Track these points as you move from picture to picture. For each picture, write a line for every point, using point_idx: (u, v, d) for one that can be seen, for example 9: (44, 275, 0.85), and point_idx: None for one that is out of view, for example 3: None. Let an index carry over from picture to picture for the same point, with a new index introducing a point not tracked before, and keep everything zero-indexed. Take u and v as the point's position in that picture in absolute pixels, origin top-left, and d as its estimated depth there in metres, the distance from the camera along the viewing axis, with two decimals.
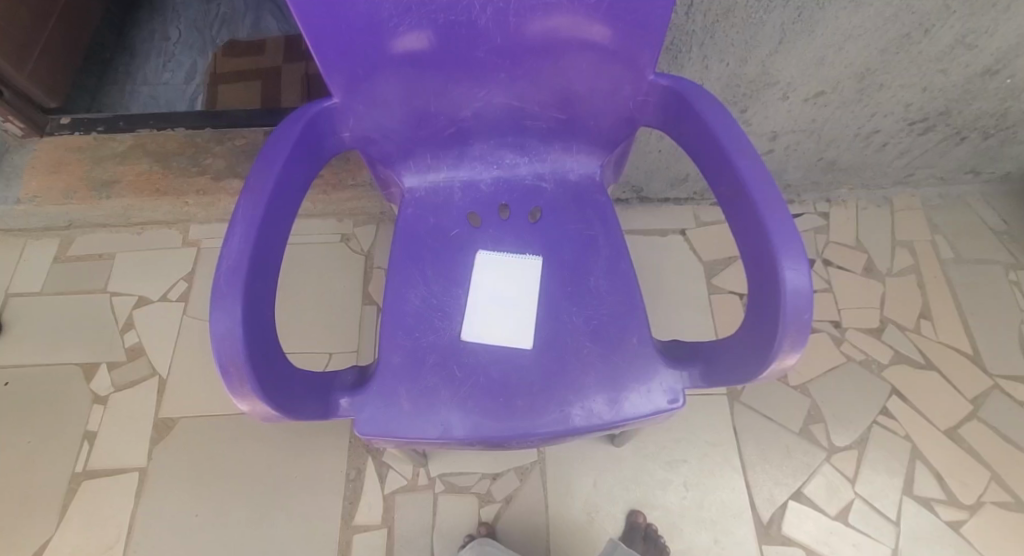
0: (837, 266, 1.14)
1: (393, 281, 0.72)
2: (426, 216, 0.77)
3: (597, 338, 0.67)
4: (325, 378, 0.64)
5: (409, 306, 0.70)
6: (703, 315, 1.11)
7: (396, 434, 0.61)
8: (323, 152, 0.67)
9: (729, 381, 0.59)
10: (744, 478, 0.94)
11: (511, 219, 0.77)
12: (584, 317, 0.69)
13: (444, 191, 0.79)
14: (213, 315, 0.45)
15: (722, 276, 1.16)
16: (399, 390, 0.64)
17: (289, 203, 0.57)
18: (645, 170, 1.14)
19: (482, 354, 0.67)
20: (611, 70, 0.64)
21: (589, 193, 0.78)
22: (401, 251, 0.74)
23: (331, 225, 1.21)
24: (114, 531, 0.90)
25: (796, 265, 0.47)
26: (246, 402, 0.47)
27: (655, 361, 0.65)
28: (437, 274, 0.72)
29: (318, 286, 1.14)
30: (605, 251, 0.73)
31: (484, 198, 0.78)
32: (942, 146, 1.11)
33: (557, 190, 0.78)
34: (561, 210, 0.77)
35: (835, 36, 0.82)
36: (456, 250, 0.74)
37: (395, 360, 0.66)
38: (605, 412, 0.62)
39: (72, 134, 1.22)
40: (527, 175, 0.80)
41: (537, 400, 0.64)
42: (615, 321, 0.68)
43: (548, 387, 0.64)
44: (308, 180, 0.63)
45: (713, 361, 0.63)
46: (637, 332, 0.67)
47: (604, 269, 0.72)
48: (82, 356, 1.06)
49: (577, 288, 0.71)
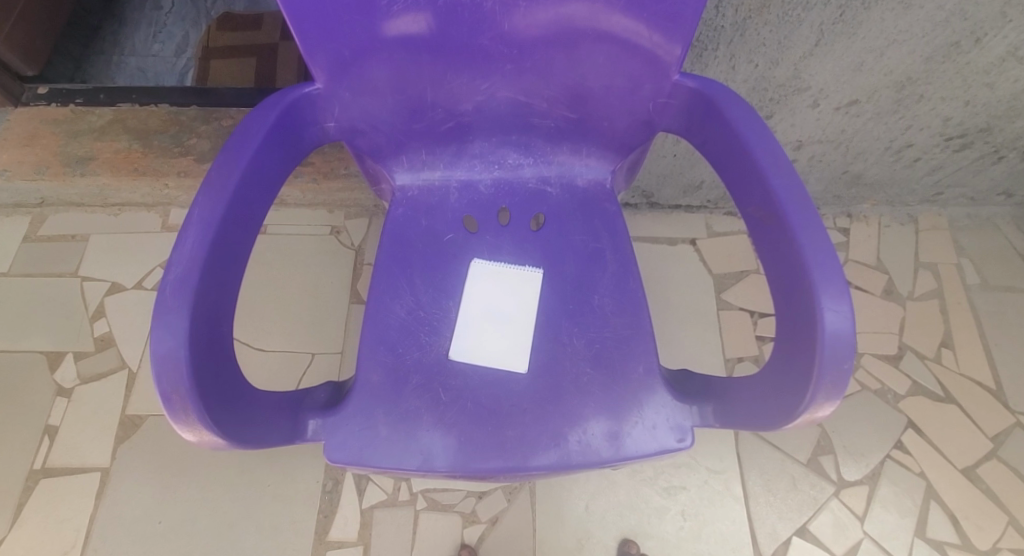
0: (855, 286, 1.08)
1: (377, 288, 0.65)
2: (417, 217, 0.70)
3: (599, 364, 0.61)
4: (297, 395, 0.58)
5: (394, 318, 0.63)
6: (710, 332, 1.05)
7: (370, 462, 0.55)
8: (303, 141, 0.59)
9: (741, 425, 0.52)
10: (745, 509, 0.89)
11: (510, 226, 0.70)
12: (585, 339, 0.62)
13: (438, 190, 0.72)
14: (154, 333, 0.39)
15: (732, 291, 1.09)
16: (377, 413, 0.58)
17: (258, 201, 0.51)
18: (657, 175, 1.06)
19: (471, 376, 0.61)
20: (631, 66, 0.57)
21: (597, 200, 0.71)
22: (388, 255, 0.67)
23: (321, 216, 1.14)
24: (71, 534, 0.84)
25: (837, 305, 0.40)
26: (193, 433, 0.40)
27: (661, 393, 0.59)
28: (427, 283, 0.66)
29: (303, 281, 1.07)
30: (612, 268, 0.66)
31: (484, 201, 0.72)
32: (976, 165, 1.03)
33: (562, 197, 0.71)
34: (565, 218, 0.70)
35: (878, 39, 0.74)
36: (449, 258, 0.68)
37: (374, 380, 0.59)
38: (604, 448, 0.56)
39: (48, 105, 1.14)
40: (530, 177, 0.73)
41: (529, 430, 0.58)
42: (620, 347, 0.62)
43: (542, 418, 0.58)
44: (284, 173, 0.56)
45: (725, 397, 0.56)
46: (645, 361, 0.61)
47: (610, 287, 0.65)
48: (48, 344, 1.00)
49: (580, 307, 0.64)
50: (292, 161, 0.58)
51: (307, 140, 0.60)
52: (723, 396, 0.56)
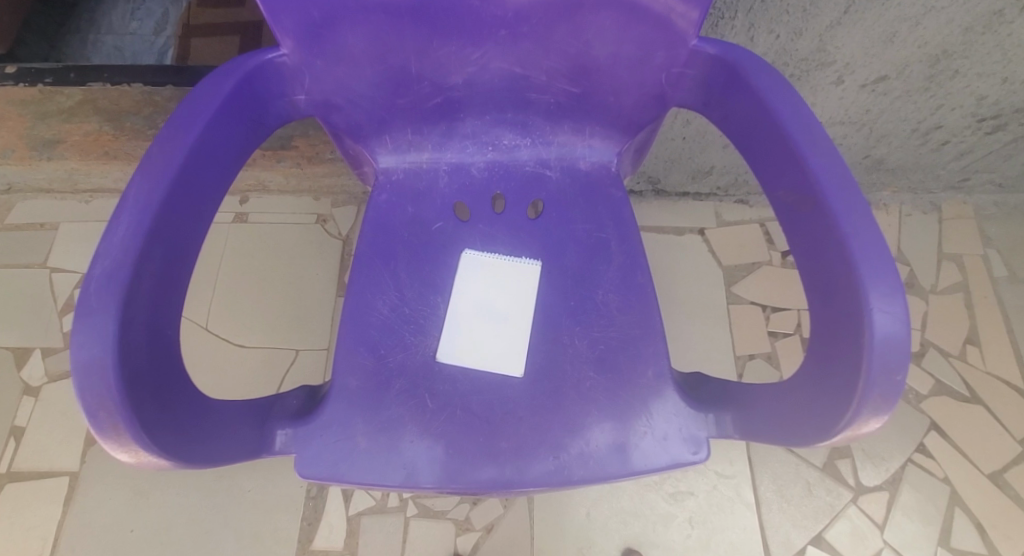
0: None
1: (357, 283, 0.59)
2: (402, 204, 0.63)
3: (603, 368, 0.55)
4: (265, 403, 0.52)
5: (375, 316, 0.57)
6: (720, 328, 0.99)
7: (346, 478, 0.49)
8: (269, 116, 0.53)
9: (761, 439, 0.46)
10: (756, 516, 0.83)
11: (505, 214, 0.64)
12: (588, 339, 0.56)
13: (426, 174, 0.65)
14: (74, 337, 0.32)
15: (743, 284, 1.03)
16: (355, 422, 0.52)
17: (208, 183, 0.44)
18: (665, 159, 0.99)
19: (461, 381, 0.55)
20: (642, 31, 0.50)
21: (601, 185, 0.64)
22: (369, 245, 0.60)
23: (307, 204, 1.07)
24: (38, 543, 0.79)
25: (889, 304, 0.34)
26: (129, 455, 0.33)
27: (673, 400, 0.53)
28: (412, 277, 0.59)
29: (287, 273, 1.01)
30: (618, 260, 0.60)
31: (476, 186, 0.65)
32: (1008, 149, 0.96)
33: (563, 181, 0.64)
34: (566, 205, 0.63)
35: (914, 7, 0.67)
36: (437, 249, 0.61)
37: (353, 385, 0.53)
38: (609, 461, 0.50)
39: (15, 84, 1.05)
40: (528, 160, 0.66)
41: (525, 442, 0.52)
42: (626, 348, 0.56)
43: (539, 427, 0.52)
44: (246, 153, 0.50)
45: (744, 406, 0.50)
46: (654, 364, 0.55)
47: (616, 282, 0.59)
48: (15, 339, 0.94)
49: (582, 304, 0.58)
50: (253, 138, 0.51)
51: (273, 115, 0.53)
52: (743, 405, 0.50)
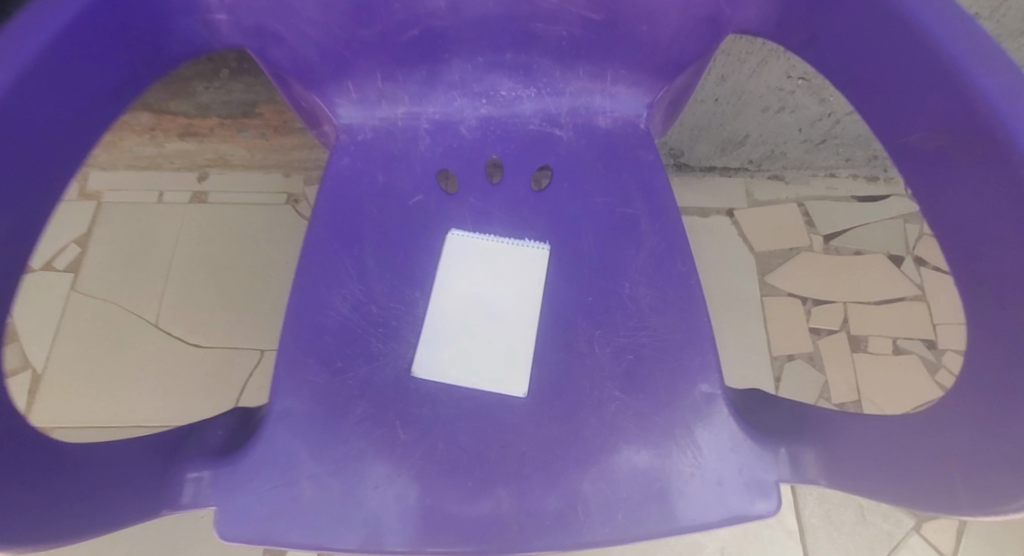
0: (933, 267, 0.89)
1: (306, 275, 0.44)
2: (370, 171, 0.48)
3: (632, 386, 0.42)
4: (173, 437, 0.38)
5: (331, 319, 0.43)
6: (753, 324, 0.86)
7: (282, 540, 0.36)
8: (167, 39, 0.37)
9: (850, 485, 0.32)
10: (800, 546, 0.71)
11: (503, 185, 0.50)
12: (612, 348, 0.43)
13: (401, 134, 0.50)
14: None
15: (780, 273, 0.89)
16: (300, 460, 0.39)
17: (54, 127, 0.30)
18: (691, 127, 0.84)
19: (445, 403, 0.42)
20: None
21: (627, 147, 0.49)
22: (323, 224, 0.46)
23: (276, 181, 0.93)
24: None
25: None
26: None
27: (727, 430, 0.40)
28: (382, 267, 0.46)
29: (253, 261, 0.87)
30: (649, 243, 0.46)
31: (466, 150, 0.51)
32: None
33: (577, 144, 0.50)
34: (582, 172, 0.49)
35: None
36: (415, 230, 0.47)
37: (299, 410, 0.40)
38: (644, 516, 0.38)
39: None
40: (532, 116, 0.51)
41: (528, 487, 0.39)
42: (663, 361, 0.42)
43: (548, 466, 0.40)
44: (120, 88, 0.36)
45: (834, 443, 0.36)
46: (701, 380, 0.42)
47: (648, 272, 0.45)
48: None
49: (603, 301, 0.45)
50: (129, 71, 0.36)
51: (181, 41, 0.38)
52: (829, 441, 0.36)
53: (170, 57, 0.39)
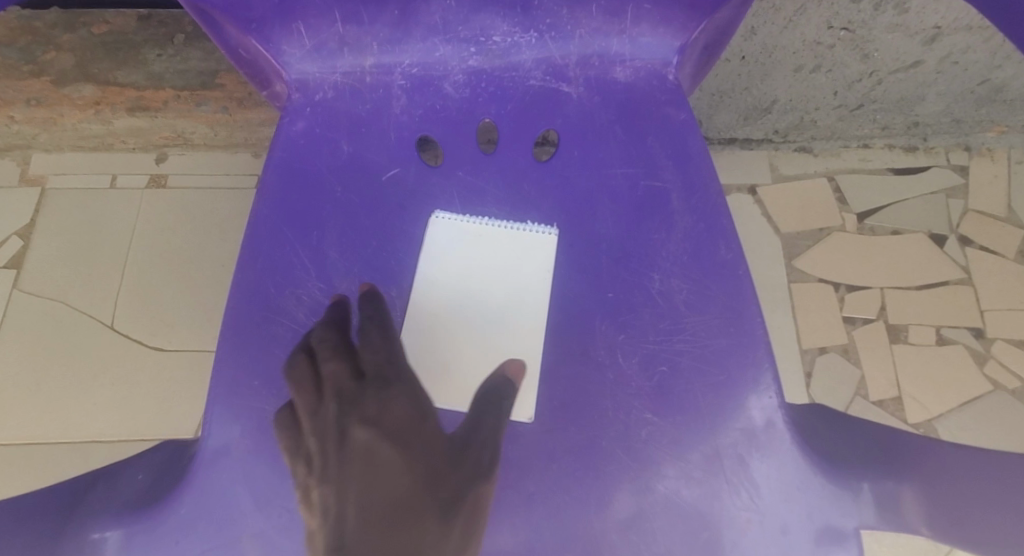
0: (979, 247, 0.80)
1: (250, 272, 0.35)
2: (332, 139, 0.39)
3: (666, 407, 0.33)
4: (64, 491, 0.27)
5: (284, 326, 0.34)
6: (779, 313, 0.77)
7: None
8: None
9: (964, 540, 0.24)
10: None
11: (498, 155, 0.40)
12: (639, 358, 0.34)
13: (370, 93, 0.40)
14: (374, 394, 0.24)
15: (809, 256, 0.80)
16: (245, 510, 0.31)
17: None
18: (711, 92, 0.74)
19: None
20: None
21: (653, 104, 0.40)
22: (270, 208, 0.36)
23: (244, 162, 0.83)
24: None
25: None
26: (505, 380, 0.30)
27: (790, 463, 0.31)
28: (348, 259, 0.36)
29: (219, 252, 0.78)
30: (682, 224, 0.37)
31: (451, 113, 0.41)
32: None
33: (590, 101, 0.40)
34: (595, 137, 0.40)
35: None
36: (389, 211, 0.38)
37: (242, 446, 0.32)
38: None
39: None
40: (532, 68, 0.41)
41: (540, 533, 0.32)
42: (705, 374, 0.33)
43: (562, 508, 0.32)
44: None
45: (939, 488, 0.26)
46: (754, 400, 0.33)
47: (683, 260, 0.36)
48: None
49: (626, 298, 0.36)
50: None
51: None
52: (931, 483, 0.26)
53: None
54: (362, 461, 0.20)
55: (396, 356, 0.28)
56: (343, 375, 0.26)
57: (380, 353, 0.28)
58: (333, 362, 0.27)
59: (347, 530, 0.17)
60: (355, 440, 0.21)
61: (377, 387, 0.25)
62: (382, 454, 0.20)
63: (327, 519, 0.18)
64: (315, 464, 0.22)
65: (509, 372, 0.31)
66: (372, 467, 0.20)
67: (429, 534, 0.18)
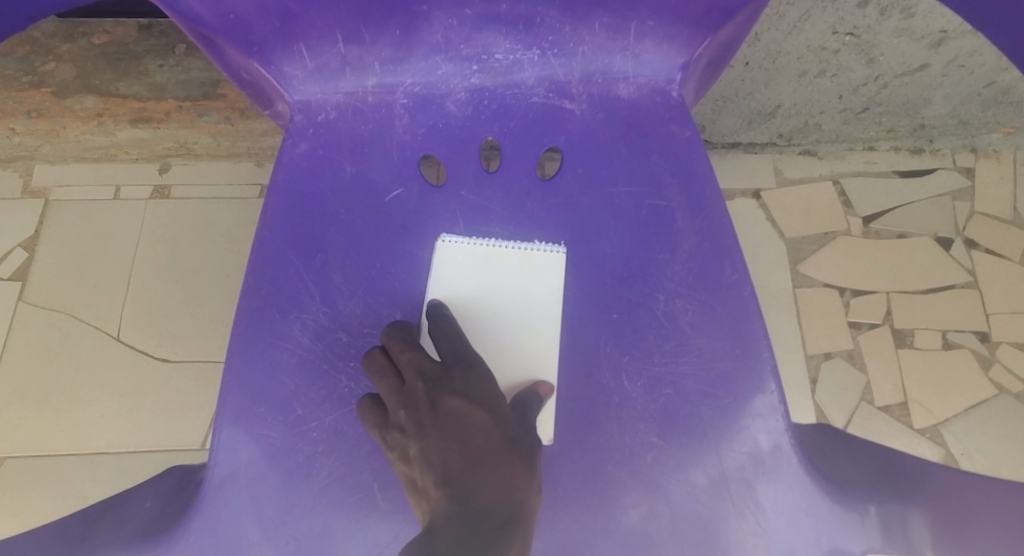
0: (985, 250, 0.79)
1: (255, 297, 0.35)
2: (334, 160, 0.39)
3: (673, 430, 0.33)
4: (78, 521, 0.28)
5: (292, 351, 0.34)
6: (784, 319, 0.77)
7: None
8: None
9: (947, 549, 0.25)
10: None
11: (501, 175, 0.40)
12: (645, 380, 0.34)
13: (372, 113, 0.40)
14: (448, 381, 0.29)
15: (814, 261, 0.79)
16: (252, 532, 0.31)
17: None
18: (714, 97, 0.74)
19: None
20: None
21: (656, 121, 0.39)
22: (274, 232, 0.36)
23: (247, 171, 0.83)
24: None
25: None
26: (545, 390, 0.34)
27: (797, 488, 0.31)
28: (354, 281, 0.37)
29: (224, 261, 0.78)
30: (688, 244, 0.36)
31: (454, 131, 0.40)
32: None
33: (593, 118, 0.40)
34: (598, 155, 0.39)
35: None
36: (392, 233, 0.38)
37: (249, 470, 0.32)
38: None
39: None
40: (535, 85, 0.41)
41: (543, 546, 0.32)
42: (711, 396, 0.33)
43: (564, 524, 0.33)
44: None
45: (952, 524, 0.25)
46: (761, 424, 0.32)
47: (688, 281, 0.36)
48: None
49: (631, 319, 0.36)
50: None
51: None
52: (937, 512, 0.26)
53: (30, 3, 0.28)
54: (461, 425, 0.26)
55: (463, 343, 0.34)
56: (423, 359, 0.31)
57: (450, 340, 0.33)
58: (408, 349, 0.32)
59: (457, 475, 0.23)
60: (449, 406, 0.27)
61: (457, 368, 0.30)
62: (471, 421, 0.26)
63: (435, 466, 0.24)
64: (416, 426, 0.27)
65: (539, 391, 0.33)
66: (466, 427, 0.26)
67: (514, 478, 0.24)
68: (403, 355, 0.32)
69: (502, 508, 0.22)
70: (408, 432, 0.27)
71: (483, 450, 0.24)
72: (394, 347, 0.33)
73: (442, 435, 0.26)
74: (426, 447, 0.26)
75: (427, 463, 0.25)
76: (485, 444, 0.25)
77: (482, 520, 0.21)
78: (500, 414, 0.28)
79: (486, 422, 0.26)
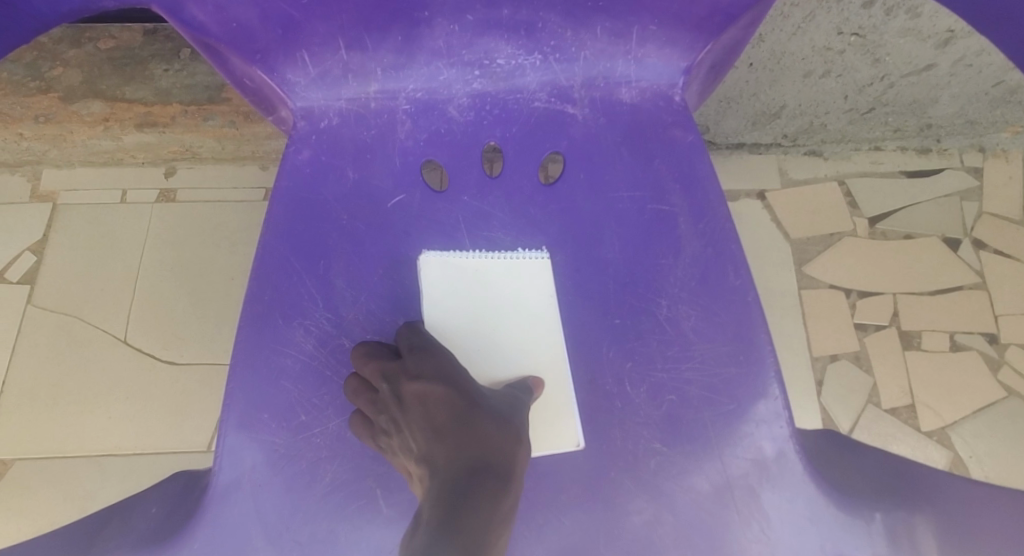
0: (993, 250, 0.78)
1: (258, 304, 0.35)
2: (337, 167, 0.39)
3: (676, 436, 0.33)
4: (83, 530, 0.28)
5: (296, 358, 0.34)
6: (790, 321, 0.76)
7: None
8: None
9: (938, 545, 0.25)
10: None
11: (504, 180, 0.40)
12: (648, 386, 0.34)
13: (374, 118, 0.40)
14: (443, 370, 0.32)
15: (819, 262, 0.79)
16: (257, 534, 0.31)
17: None
18: (718, 98, 0.73)
19: None
20: None
21: (659, 125, 0.39)
22: (277, 238, 0.36)
23: (252, 174, 0.83)
24: None
25: None
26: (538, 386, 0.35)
27: (803, 496, 0.31)
28: (356, 287, 0.37)
29: (230, 264, 0.78)
30: (691, 249, 0.36)
31: (456, 136, 0.41)
32: None
33: (595, 122, 0.40)
34: (601, 159, 0.39)
35: None
36: (395, 238, 0.38)
37: (253, 474, 0.32)
38: None
39: None
40: (538, 90, 0.41)
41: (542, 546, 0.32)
42: (715, 403, 0.33)
43: (564, 525, 0.33)
44: None
45: (958, 528, 0.24)
46: (765, 430, 0.32)
47: (691, 286, 0.35)
48: None
49: (634, 324, 0.36)
50: None
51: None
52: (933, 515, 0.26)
53: (36, 14, 0.28)
54: (428, 411, 0.28)
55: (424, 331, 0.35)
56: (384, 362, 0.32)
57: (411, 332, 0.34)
58: (368, 359, 0.33)
59: (435, 453, 0.25)
60: (414, 397, 0.29)
61: (415, 357, 0.32)
62: (431, 400, 0.28)
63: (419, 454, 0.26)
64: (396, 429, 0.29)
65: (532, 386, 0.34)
66: (429, 409, 0.28)
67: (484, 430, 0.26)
68: (364, 366, 0.33)
69: (476, 456, 0.24)
70: (393, 433, 0.29)
71: (451, 421, 0.26)
72: (353, 366, 0.33)
73: (415, 426, 0.27)
74: (410, 442, 0.27)
75: (413, 454, 0.27)
76: (449, 413, 0.27)
77: (463, 474, 0.23)
78: (462, 381, 0.30)
79: (444, 392, 0.29)
